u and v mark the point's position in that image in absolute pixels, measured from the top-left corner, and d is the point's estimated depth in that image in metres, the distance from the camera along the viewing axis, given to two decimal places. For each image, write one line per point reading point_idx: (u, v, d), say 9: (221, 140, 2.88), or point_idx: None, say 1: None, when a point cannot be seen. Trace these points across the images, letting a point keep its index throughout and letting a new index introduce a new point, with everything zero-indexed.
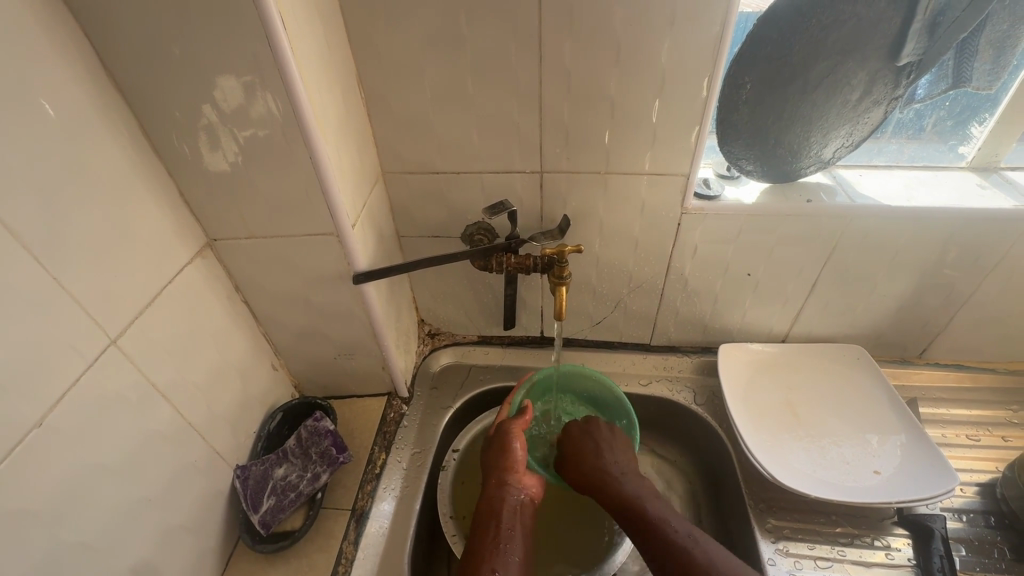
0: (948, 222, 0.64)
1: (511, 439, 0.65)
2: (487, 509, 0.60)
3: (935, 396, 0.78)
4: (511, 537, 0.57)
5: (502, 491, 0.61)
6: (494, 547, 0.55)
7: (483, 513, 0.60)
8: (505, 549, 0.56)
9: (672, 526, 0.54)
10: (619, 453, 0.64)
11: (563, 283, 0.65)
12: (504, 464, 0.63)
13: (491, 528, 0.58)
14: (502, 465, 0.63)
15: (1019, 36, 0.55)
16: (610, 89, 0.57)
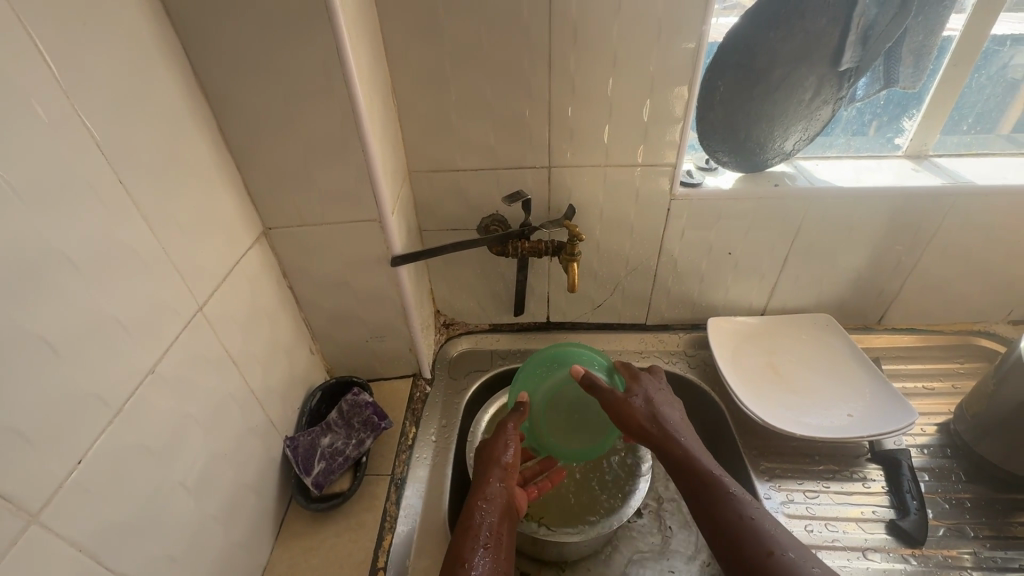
0: (892, 199, 0.76)
1: (499, 442, 0.67)
2: (473, 508, 0.61)
3: (894, 356, 0.90)
4: (495, 542, 0.57)
5: (496, 488, 0.62)
6: (477, 543, 0.56)
7: (470, 508, 0.61)
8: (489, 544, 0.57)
9: (753, 520, 0.52)
10: (663, 402, 0.65)
11: (574, 259, 0.73)
12: (495, 458, 0.66)
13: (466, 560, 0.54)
14: (496, 458, 0.66)
15: (931, 45, 0.68)
16: (609, 93, 0.68)
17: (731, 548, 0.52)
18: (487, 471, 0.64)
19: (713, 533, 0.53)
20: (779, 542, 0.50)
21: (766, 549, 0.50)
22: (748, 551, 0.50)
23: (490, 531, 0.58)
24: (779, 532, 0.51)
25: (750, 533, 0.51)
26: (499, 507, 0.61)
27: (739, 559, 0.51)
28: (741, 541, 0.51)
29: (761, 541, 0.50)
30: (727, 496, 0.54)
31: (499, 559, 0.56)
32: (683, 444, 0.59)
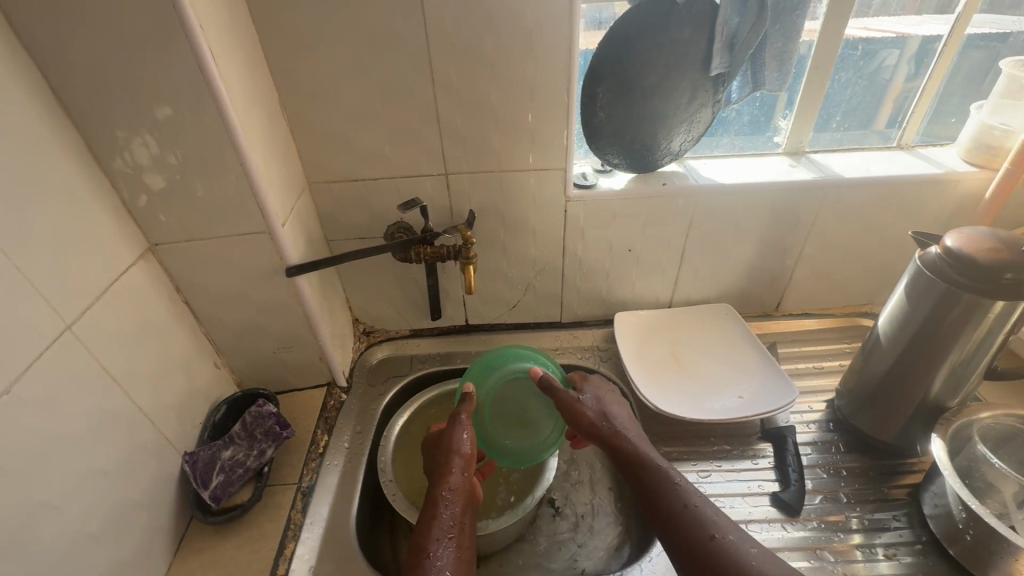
0: (769, 193, 0.82)
1: (456, 434, 0.67)
2: (435, 502, 0.60)
3: (790, 340, 0.96)
4: (459, 533, 0.57)
5: (454, 481, 0.62)
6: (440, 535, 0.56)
7: (431, 502, 0.61)
8: (451, 535, 0.57)
9: (696, 506, 0.56)
10: (607, 404, 0.70)
11: (470, 262, 0.76)
12: (453, 450, 0.65)
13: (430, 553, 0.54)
14: (452, 450, 0.66)
15: (790, 50, 0.73)
16: (493, 102, 0.71)
17: (677, 534, 0.55)
18: (444, 464, 0.64)
19: (658, 522, 0.57)
20: (725, 527, 0.54)
21: (708, 533, 0.53)
22: (693, 533, 0.54)
23: (453, 522, 0.58)
24: (721, 516, 0.55)
25: (695, 519, 0.55)
26: (459, 500, 0.61)
27: (684, 543, 0.54)
28: (684, 528, 0.55)
29: (704, 524, 0.54)
30: (671, 486, 0.59)
31: (462, 549, 0.56)
32: (630, 440, 0.64)
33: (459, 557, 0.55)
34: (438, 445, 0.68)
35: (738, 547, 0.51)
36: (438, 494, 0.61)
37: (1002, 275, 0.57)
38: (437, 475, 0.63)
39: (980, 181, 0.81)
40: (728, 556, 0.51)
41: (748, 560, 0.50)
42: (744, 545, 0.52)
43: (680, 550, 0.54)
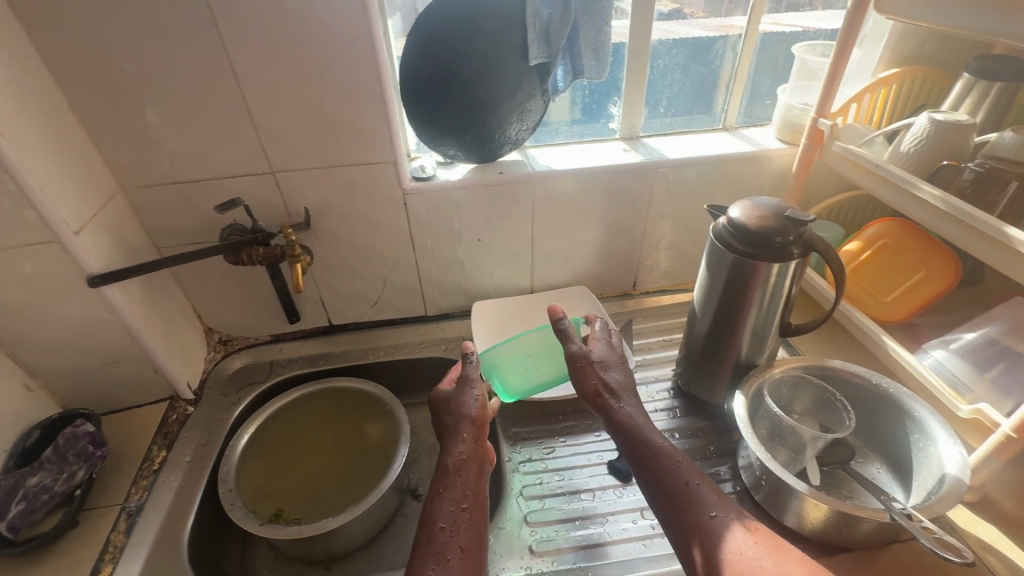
0: (602, 176, 0.86)
1: (466, 398, 0.66)
2: (453, 474, 0.58)
3: (646, 316, 1.00)
4: (470, 506, 0.56)
5: (461, 450, 0.61)
6: (444, 515, 0.54)
7: (443, 474, 0.59)
8: (455, 513, 0.54)
9: (695, 485, 0.55)
10: (613, 368, 0.67)
11: (296, 259, 0.76)
12: (463, 415, 0.64)
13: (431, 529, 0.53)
14: (464, 417, 0.64)
15: (602, 39, 0.77)
16: (306, 97, 0.70)
17: (677, 517, 0.53)
18: (459, 433, 0.63)
19: (655, 500, 0.56)
20: (713, 503, 0.53)
21: (708, 511, 0.52)
22: (704, 514, 0.52)
23: (467, 494, 0.56)
24: (710, 491, 0.54)
25: (687, 499, 0.54)
26: (473, 468, 0.59)
27: (676, 526, 0.53)
28: (677, 508, 0.53)
29: (702, 505, 0.53)
30: (669, 465, 0.57)
31: (467, 524, 0.54)
32: (630, 416, 0.62)
33: (463, 534, 0.53)
34: (443, 413, 0.66)
35: (722, 525, 0.50)
36: (456, 466, 0.59)
37: (773, 240, 0.62)
38: (446, 444, 0.62)
39: (788, 156, 0.88)
40: (713, 535, 0.50)
41: (731, 540, 0.49)
42: (726, 522, 0.51)
43: (672, 528, 0.53)
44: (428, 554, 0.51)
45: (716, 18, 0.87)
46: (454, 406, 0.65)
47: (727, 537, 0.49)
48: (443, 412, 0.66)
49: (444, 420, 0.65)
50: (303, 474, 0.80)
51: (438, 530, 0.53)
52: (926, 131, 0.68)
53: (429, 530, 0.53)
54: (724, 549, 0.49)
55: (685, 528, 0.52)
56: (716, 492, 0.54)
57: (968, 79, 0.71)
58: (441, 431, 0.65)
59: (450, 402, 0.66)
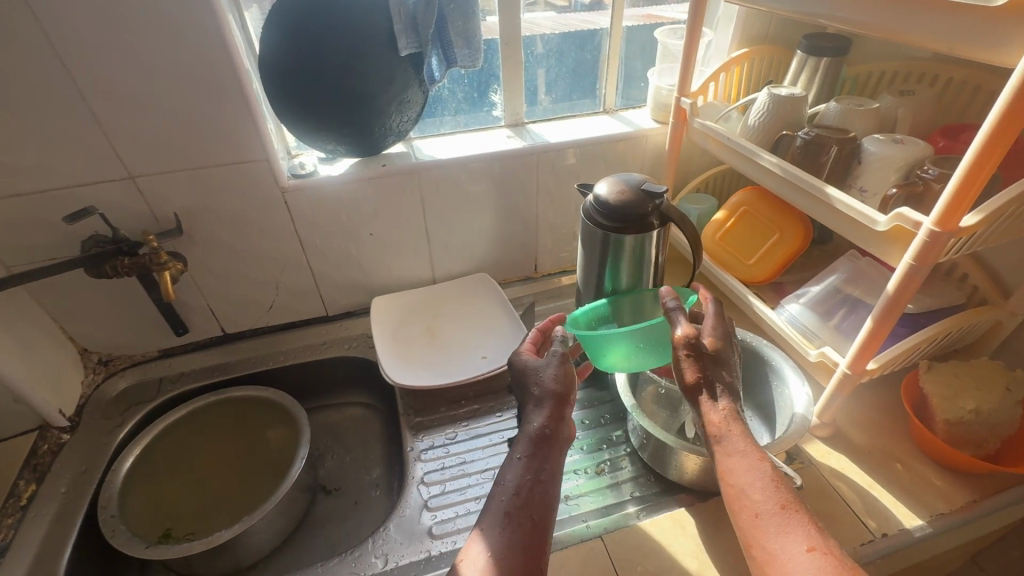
0: (486, 164, 0.87)
1: (556, 363, 0.58)
2: (532, 447, 0.53)
3: (548, 297, 1.04)
4: (532, 494, 0.50)
5: (544, 425, 0.54)
6: (509, 505, 0.50)
7: (523, 446, 0.54)
8: (515, 506, 0.50)
9: (788, 513, 0.48)
10: (724, 353, 0.58)
11: (163, 267, 0.72)
12: (546, 386, 0.57)
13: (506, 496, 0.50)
14: (547, 390, 0.57)
15: (471, 28, 0.78)
16: (157, 97, 0.67)
17: (762, 543, 0.47)
18: (538, 406, 0.56)
19: (736, 515, 0.50)
20: (793, 531, 0.47)
21: (804, 546, 0.46)
22: (799, 547, 0.46)
23: (529, 479, 0.51)
24: (792, 516, 0.48)
25: (769, 525, 0.48)
26: (547, 448, 0.53)
27: (750, 543, 0.48)
28: (755, 532, 0.48)
29: (795, 535, 0.46)
30: (753, 486, 0.50)
31: (527, 520, 0.49)
32: (719, 416, 0.55)
33: (525, 531, 0.48)
34: (527, 382, 0.59)
35: (798, 557, 0.45)
36: (536, 442, 0.53)
37: (632, 213, 0.66)
38: (529, 410, 0.57)
39: (661, 135, 0.94)
40: (783, 565, 0.45)
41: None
42: (802, 553, 0.45)
43: (748, 547, 0.48)
44: (495, 528, 0.48)
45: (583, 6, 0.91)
46: (533, 371, 0.59)
47: (801, 570, 0.44)
48: (528, 374, 0.59)
49: (528, 385, 0.59)
50: (195, 488, 0.78)
51: (497, 522, 0.49)
52: (766, 105, 0.74)
53: (512, 497, 0.50)
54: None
55: (762, 554, 0.47)
56: (799, 515, 0.48)
57: (801, 56, 0.78)
58: (521, 392, 0.60)
59: (532, 371, 0.59)
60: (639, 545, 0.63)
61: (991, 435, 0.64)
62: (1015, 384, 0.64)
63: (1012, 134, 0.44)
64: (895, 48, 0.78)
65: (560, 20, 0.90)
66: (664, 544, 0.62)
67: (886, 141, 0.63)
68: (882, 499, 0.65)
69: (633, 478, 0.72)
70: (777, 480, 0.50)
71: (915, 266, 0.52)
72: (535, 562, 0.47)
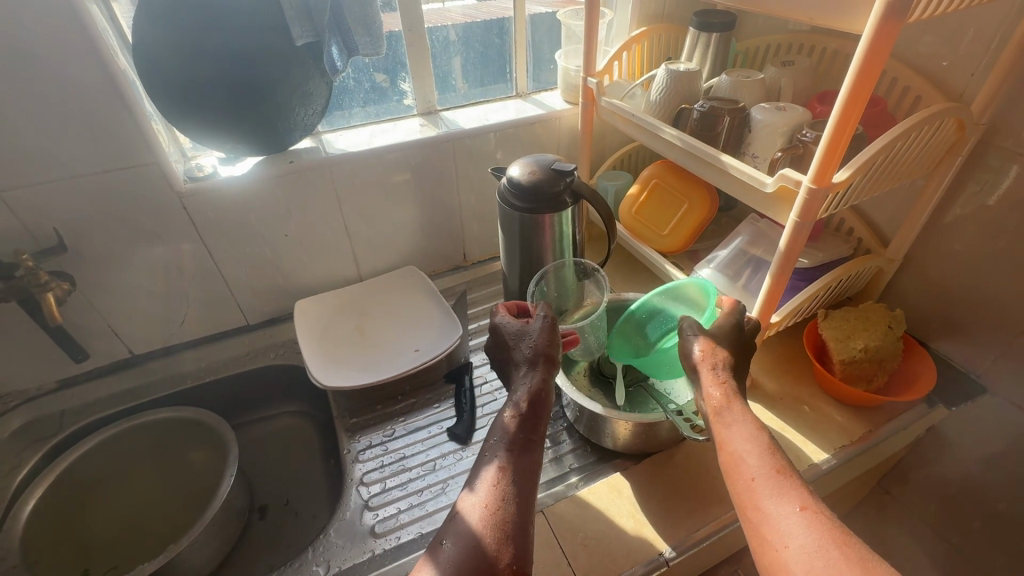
0: (401, 155, 0.86)
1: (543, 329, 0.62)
2: (517, 409, 0.56)
3: (480, 285, 1.04)
4: (520, 455, 0.53)
5: (533, 390, 0.58)
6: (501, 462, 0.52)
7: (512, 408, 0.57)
8: (505, 463, 0.52)
9: (783, 477, 0.49)
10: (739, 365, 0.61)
11: (45, 288, 0.66)
12: (535, 352, 0.61)
13: (501, 449, 0.53)
14: (536, 356, 0.61)
15: (369, 14, 0.75)
16: (15, 100, 0.60)
17: (756, 509, 0.48)
18: (527, 371, 0.60)
19: (734, 481, 0.52)
20: (787, 493, 0.48)
21: (796, 505, 0.47)
22: (790, 510, 0.47)
23: (518, 439, 0.54)
24: (786, 480, 0.49)
25: (765, 487, 0.49)
26: (532, 413, 0.57)
27: (743, 507, 0.50)
28: (750, 494, 0.49)
29: (788, 498, 0.48)
30: (751, 453, 0.52)
31: (518, 478, 0.51)
32: (726, 398, 0.57)
33: (516, 487, 0.50)
34: (510, 352, 0.63)
35: (791, 516, 0.46)
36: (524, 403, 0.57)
37: (546, 191, 0.67)
38: (520, 376, 0.60)
39: (574, 116, 0.95)
40: (776, 525, 0.46)
41: (792, 532, 0.45)
42: (793, 512, 0.46)
43: (744, 509, 0.50)
44: (489, 478, 0.51)
45: None
46: (519, 338, 0.63)
47: (792, 528, 0.45)
48: (518, 340, 0.63)
49: (515, 352, 0.62)
50: (117, 523, 0.74)
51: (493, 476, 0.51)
52: (664, 81, 0.78)
53: (506, 451, 0.53)
54: (782, 542, 0.45)
55: (756, 519, 0.48)
56: (794, 479, 0.49)
57: (694, 32, 0.82)
58: (509, 360, 0.63)
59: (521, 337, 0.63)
60: (578, 513, 0.65)
61: (879, 370, 0.71)
62: (896, 321, 0.71)
63: (864, 98, 0.48)
64: (777, 21, 0.83)
65: (465, 6, 0.89)
66: (601, 509, 0.65)
67: (771, 109, 0.68)
68: (793, 440, 0.70)
69: (572, 449, 0.74)
70: (772, 448, 0.52)
71: (800, 223, 0.57)
72: (525, 510, 0.49)
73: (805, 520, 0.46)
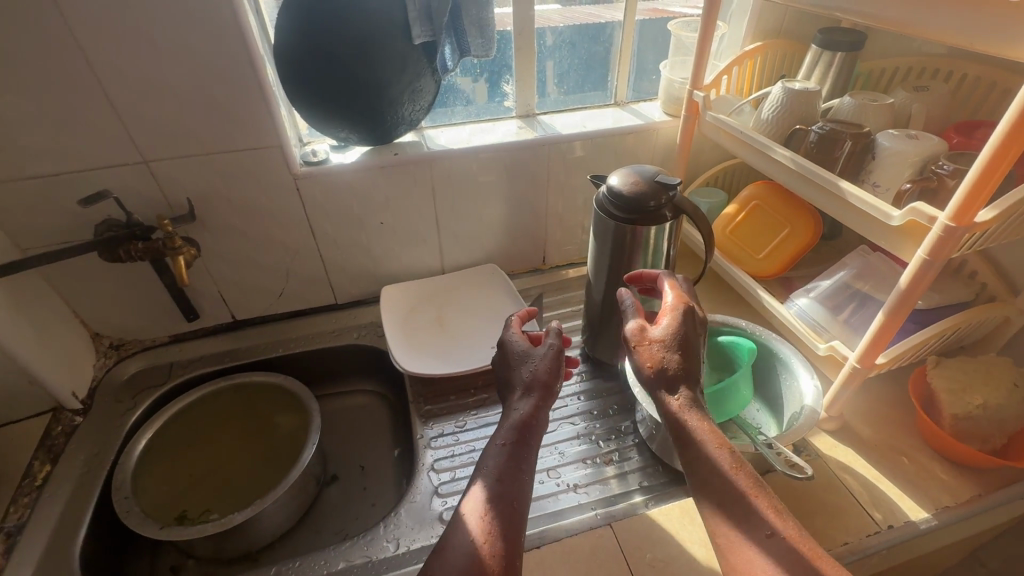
0: (498, 156, 0.87)
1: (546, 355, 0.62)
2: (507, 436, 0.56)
3: (556, 289, 1.04)
4: (507, 485, 0.52)
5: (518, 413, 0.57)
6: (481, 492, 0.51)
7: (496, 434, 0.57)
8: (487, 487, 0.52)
9: (748, 502, 0.48)
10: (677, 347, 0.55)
11: (178, 252, 0.73)
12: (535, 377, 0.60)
13: (491, 480, 0.52)
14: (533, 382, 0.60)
15: (485, 17, 0.78)
16: (171, 81, 0.67)
17: (728, 533, 0.48)
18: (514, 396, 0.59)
19: (700, 498, 0.50)
20: (758, 519, 0.47)
21: (765, 531, 0.46)
22: (761, 539, 0.46)
23: (506, 470, 0.53)
24: (759, 502, 0.48)
25: (734, 511, 0.48)
26: (522, 438, 0.56)
27: (716, 531, 0.48)
28: (720, 516, 0.48)
29: (756, 522, 0.47)
30: (719, 473, 0.50)
31: (505, 515, 0.50)
32: (681, 412, 0.53)
33: (500, 516, 0.50)
34: (507, 374, 0.63)
35: (761, 543, 0.46)
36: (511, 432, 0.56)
37: (646, 204, 0.66)
38: (515, 400, 0.60)
39: (673, 128, 0.94)
40: (748, 553, 0.46)
41: (766, 561, 0.45)
42: (765, 538, 0.46)
43: (715, 533, 0.49)
44: (478, 512, 0.50)
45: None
46: (522, 362, 0.63)
47: (766, 558, 0.45)
48: (520, 363, 0.63)
49: (515, 375, 0.62)
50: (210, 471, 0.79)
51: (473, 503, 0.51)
52: (779, 99, 0.75)
53: (497, 482, 0.52)
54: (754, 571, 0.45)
55: (728, 545, 0.47)
56: (767, 504, 0.48)
57: (816, 50, 0.78)
58: (508, 382, 0.63)
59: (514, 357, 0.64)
60: (647, 533, 0.63)
61: (997, 431, 0.65)
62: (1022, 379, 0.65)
63: None
64: (911, 43, 0.78)
65: (574, 12, 0.90)
66: (671, 532, 0.63)
67: (900, 136, 0.64)
68: (887, 491, 0.65)
69: (641, 467, 0.72)
70: (741, 468, 0.50)
71: (928, 261, 0.53)
72: (517, 541, 0.49)
73: (777, 551, 0.45)
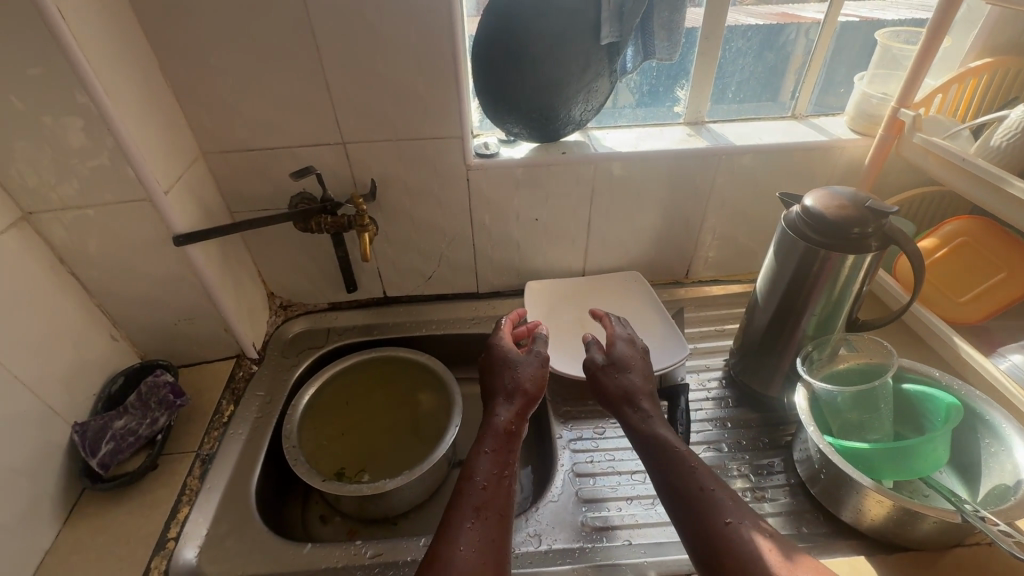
0: (665, 163, 0.85)
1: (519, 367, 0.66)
2: (494, 439, 0.59)
3: (697, 305, 1.00)
4: (491, 485, 0.55)
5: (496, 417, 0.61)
6: (464, 484, 0.54)
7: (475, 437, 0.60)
8: (479, 480, 0.55)
9: (717, 496, 0.53)
10: (631, 371, 0.68)
11: (364, 230, 0.78)
12: (518, 386, 0.64)
13: (484, 476, 0.55)
14: (511, 389, 0.64)
15: (677, 20, 0.75)
16: (380, 71, 0.71)
17: (707, 530, 0.50)
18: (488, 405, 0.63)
19: (675, 503, 0.54)
20: (726, 511, 0.51)
21: (722, 519, 0.51)
22: (735, 533, 0.49)
23: (496, 472, 0.56)
24: (737, 503, 0.52)
25: (707, 508, 0.52)
26: (508, 441, 0.59)
27: (695, 533, 0.51)
28: (696, 515, 0.52)
29: (726, 516, 0.51)
30: (690, 476, 0.55)
31: (491, 516, 0.52)
32: (655, 431, 0.61)
33: (491, 508, 0.53)
34: (486, 385, 0.67)
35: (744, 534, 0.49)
36: (487, 432, 0.60)
37: (850, 230, 0.60)
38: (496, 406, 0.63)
39: (860, 147, 0.85)
40: (729, 551, 0.48)
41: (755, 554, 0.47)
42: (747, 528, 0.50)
43: (693, 535, 0.51)
44: (470, 512, 0.52)
45: (798, 6, 0.85)
46: (507, 370, 0.66)
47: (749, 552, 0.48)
48: (501, 371, 0.66)
49: (498, 382, 0.66)
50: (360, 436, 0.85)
51: (468, 496, 0.53)
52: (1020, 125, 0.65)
53: (481, 487, 0.54)
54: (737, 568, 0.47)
55: (707, 545, 0.50)
56: (742, 506, 0.52)
57: None
58: (490, 389, 0.66)
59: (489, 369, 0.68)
60: None
61: None
62: None
63: None
64: None
65: (766, 17, 0.85)
66: None
67: None
68: None
69: (797, 512, 0.67)
70: (711, 472, 0.56)
71: None
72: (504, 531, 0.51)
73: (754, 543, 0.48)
